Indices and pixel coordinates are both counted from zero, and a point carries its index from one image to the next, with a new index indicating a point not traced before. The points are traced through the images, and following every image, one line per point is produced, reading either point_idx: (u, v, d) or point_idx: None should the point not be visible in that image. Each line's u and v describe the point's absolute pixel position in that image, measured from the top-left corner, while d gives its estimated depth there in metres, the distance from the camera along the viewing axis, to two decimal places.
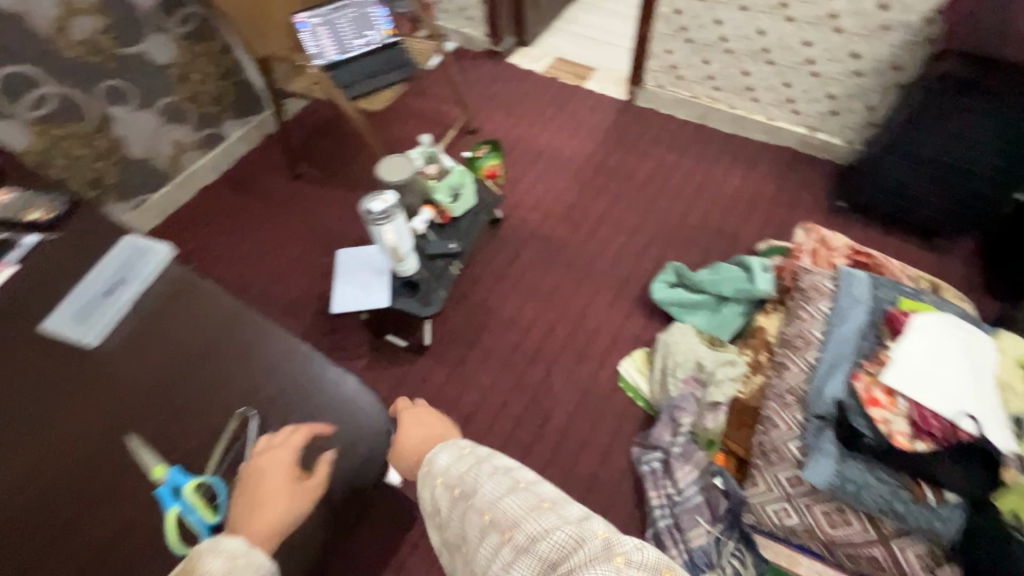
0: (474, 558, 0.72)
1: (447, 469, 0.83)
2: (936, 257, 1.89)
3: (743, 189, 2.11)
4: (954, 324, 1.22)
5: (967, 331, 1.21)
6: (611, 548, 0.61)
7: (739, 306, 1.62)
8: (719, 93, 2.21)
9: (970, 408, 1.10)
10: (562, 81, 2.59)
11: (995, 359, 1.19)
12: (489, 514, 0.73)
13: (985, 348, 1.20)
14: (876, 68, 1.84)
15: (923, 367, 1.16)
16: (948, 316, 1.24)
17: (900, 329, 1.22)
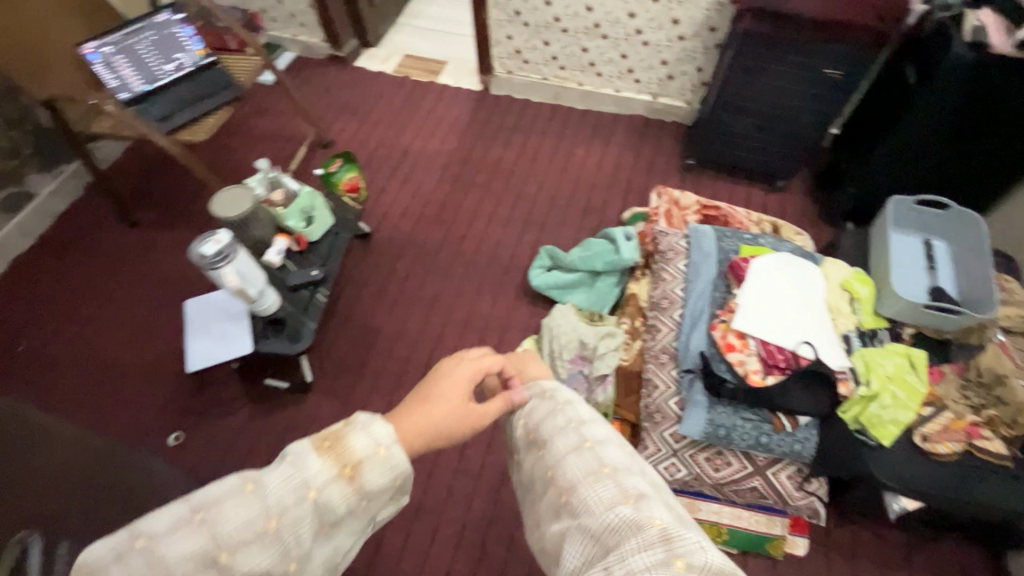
0: (539, 499, 0.74)
1: (529, 413, 0.81)
2: (779, 197, 2.06)
3: (603, 161, 2.18)
4: (786, 262, 1.34)
5: (798, 267, 1.33)
6: (649, 532, 0.59)
7: (611, 277, 1.68)
8: (565, 72, 2.26)
9: (807, 335, 1.20)
10: (413, 78, 2.51)
11: (823, 287, 1.31)
12: (558, 468, 0.72)
13: (814, 279, 1.32)
14: (696, 31, 1.94)
15: (765, 306, 1.25)
16: (781, 256, 1.35)
17: (743, 276, 1.32)
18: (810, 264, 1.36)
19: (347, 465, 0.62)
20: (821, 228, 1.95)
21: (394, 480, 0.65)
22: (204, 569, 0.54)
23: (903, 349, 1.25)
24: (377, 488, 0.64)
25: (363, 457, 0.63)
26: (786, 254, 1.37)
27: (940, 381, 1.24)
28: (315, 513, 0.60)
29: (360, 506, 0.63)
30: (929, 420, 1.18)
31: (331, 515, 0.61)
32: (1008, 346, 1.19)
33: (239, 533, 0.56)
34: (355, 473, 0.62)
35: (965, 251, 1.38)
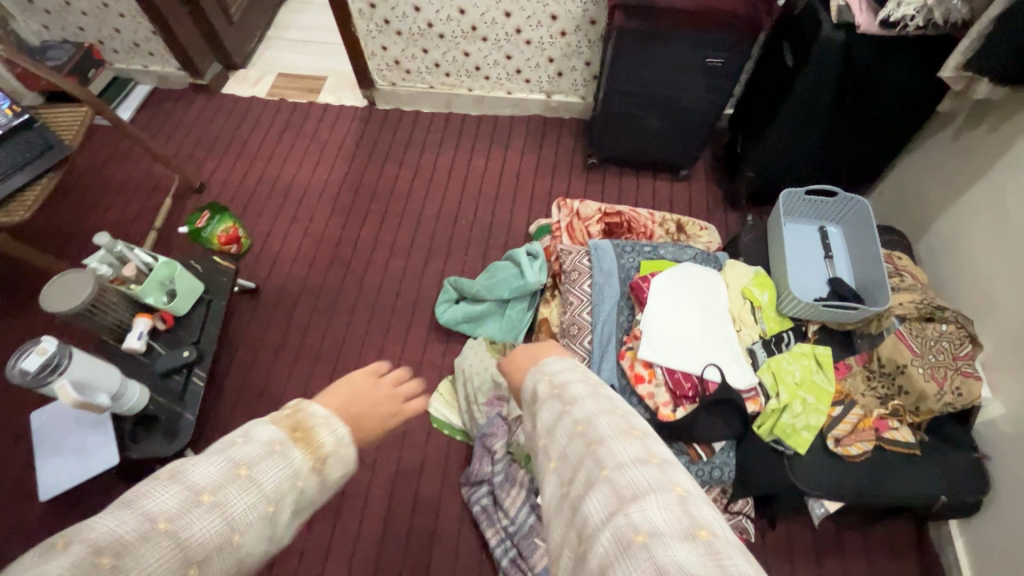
0: (547, 446, 0.73)
1: (556, 372, 0.81)
2: (685, 184, 2.02)
3: (505, 169, 2.07)
4: (687, 274, 1.29)
5: (698, 278, 1.29)
6: (698, 518, 0.56)
7: (520, 303, 1.60)
8: (451, 78, 2.11)
9: (712, 356, 1.16)
10: (290, 99, 2.28)
11: (725, 297, 1.28)
12: (581, 427, 0.70)
13: (715, 290, 1.28)
14: (576, 26, 1.84)
15: (668, 329, 1.19)
16: (682, 267, 1.30)
17: (644, 297, 1.25)
18: (712, 272, 1.32)
19: (319, 460, 0.68)
20: (728, 213, 1.92)
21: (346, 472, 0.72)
22: (219, 549, 0.58)
23: (809, 349, 1.23)
24: (338, 479, 0.72)
25: (333, 452, 0.70)
26: (687, 264, 1.32)
27: (847, 376, 1.22)
28: (297, 500, 0.66)
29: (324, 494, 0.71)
30: (841, 421, 1.16)
31: (307, 500, 0.68)
32: (905, 333, 1.18)
33: (241, 518, 0.60)
34: (325, 468, 0.69)
35: (857, 236, 1.37)
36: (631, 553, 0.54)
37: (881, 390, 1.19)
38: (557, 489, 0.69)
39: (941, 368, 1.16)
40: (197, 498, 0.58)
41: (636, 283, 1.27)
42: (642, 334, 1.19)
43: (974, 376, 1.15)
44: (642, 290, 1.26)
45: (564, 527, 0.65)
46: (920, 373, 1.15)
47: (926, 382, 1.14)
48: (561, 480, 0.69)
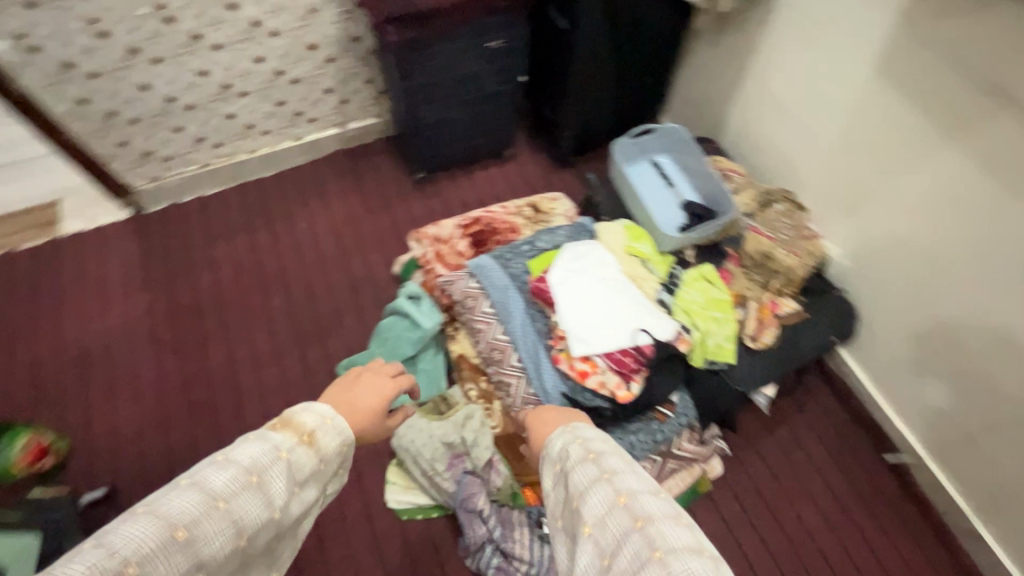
0: (584, 512, 0.72)
1: (587, 438, 0.80)
2: (515, 162, 2.03)
3: (336, 221, 1.87)
4: (575, 256, 1.30)
5: (586, 254, 1.31)
6: None
7: (429, 352, 1.49)
8: (225, 148, 1.81)
9: (634, 322, 1.20)
10: (21, 245, 1.76)
11: (615, 260, 1.32)
12: (624, 500, 0.70)
13: (605, 258, 1.31)
14: (339, 49, 1.68)
15: (587, 317, 1.21)
16: (567, 251, 1.31)
17: (549, 297, 1.25)
18: (592, 242, 1.35)
19: (306, 433, 0.73)
20: (564, 173, 1.98)
21: (338, 444, 0.75)
22: (210, 517, 0.61)
23: (698, 273, 1.34)
24: (332, 452, 0.75)
25: (317, 428, 0.74)
26: (570, 245, 1.33)
27: (733, 280, 1.36)
28: (290, 469, 0.69)
29: (326, 467, 0.74)
30: (746, 321, 1.30)
31: (305, 470, 0.71)
32: (758, 227, 1.38)
33: (231, 483, 0.64)
34: (313, 437, 0.73)
35: (684, 157, 1.50)
36: None
37: (760, 279, 1.36)
38: (597, 559, 0.68)
39: (794, 242, 1.36)
40: (174, 523, 0.60)
41: (535, 287, 1.27)
42: (568, 333, 1.19)
43: (814, 238, 1.38)
44: (545, 291, 1.26)
45: None
46: (782, 254, 1.33)
47: (789, 259, 1.33)
48: (602, 550, 0.68)
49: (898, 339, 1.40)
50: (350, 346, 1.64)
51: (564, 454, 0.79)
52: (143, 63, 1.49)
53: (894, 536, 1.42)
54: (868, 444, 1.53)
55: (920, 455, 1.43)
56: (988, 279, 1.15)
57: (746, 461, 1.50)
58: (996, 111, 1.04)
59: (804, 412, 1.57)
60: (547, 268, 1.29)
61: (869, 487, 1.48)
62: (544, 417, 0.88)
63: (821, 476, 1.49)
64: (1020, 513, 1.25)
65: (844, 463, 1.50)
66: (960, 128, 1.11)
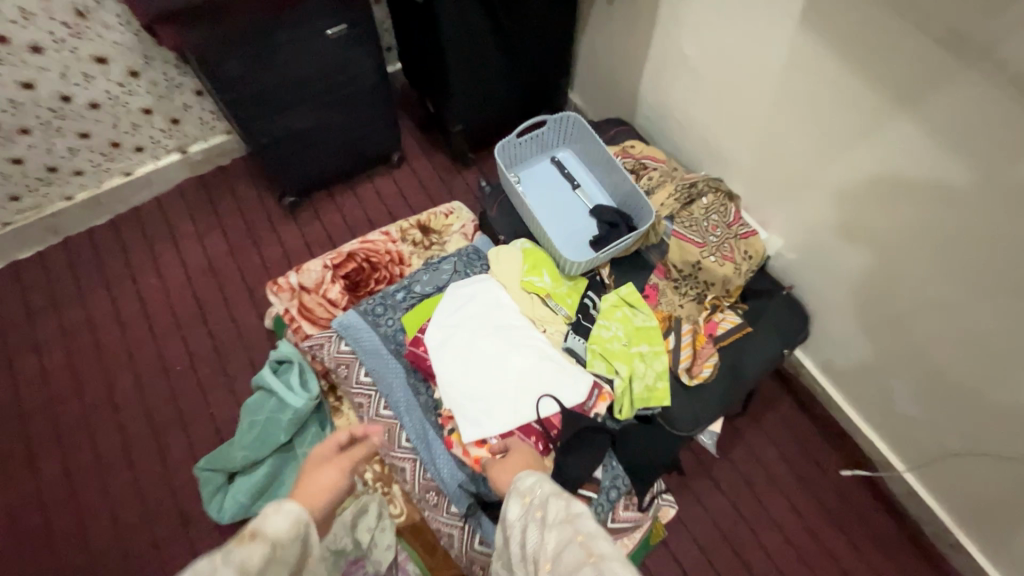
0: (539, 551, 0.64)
1: (553, 486, 0.73)
2: (408, 166, 1.70)
3: (191, 271, 1.53)
4: (458, 304, 1.05)
5: (472, 299, 1.06)
6: None
7: (305, 432, 1.21)
8: (27, 198, 1.44)
9: (532, 387, 0.97)
10: None
11: (510, 301, 1.07)
12: (581, 537, 0.62)
13: (496, 301, 1.06)
14: (140, 58, 1.31)
15: (475, 389, 0.97)
16: (449, 297, 1.06)
17: (430, 365, 1.01)
18: (482, 279, 1.09)
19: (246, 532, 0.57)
20: (464, 175, 1.68)
21: (293, 521, 0.59)
22: None
23: (616, 298, 1.09)
24: (287, 532, 0.59)
25: (259, 521, 0.58)
26: (452, 286, 1.08)
27: (660, 298, 1.12)
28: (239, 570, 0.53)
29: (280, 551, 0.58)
30: (680, 352, 1.07)
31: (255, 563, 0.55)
32: (684, 232, 1.10)
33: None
34: (255, 529, 0.57)
35: (588, 151, 1.23)
36: None
37: (693, 293, 1.12)
38: None
39: (724, 243, 1.11)
40: None
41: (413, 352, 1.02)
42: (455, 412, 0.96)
43: (752, 234, 1.13)
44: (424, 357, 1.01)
45: None
46: (715, 262, 1.08)
47: (722, 267, 1.09)
48: None
49: (857, 338, 1.19)
50: (221, 430, 1.34)
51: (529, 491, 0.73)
52: None
53: (870, 559, 1.25)
54: (835, 455, 1.34)
55: (892, 465, 1.25)
56: (956, 273, 0.93)
57: (703, 496, 1.29)
58: (952, 68, 0.80)
59: (762, 427, 1.37)
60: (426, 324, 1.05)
61: (840, 505, 1.30)
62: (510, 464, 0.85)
63: (787, 501, 1.30)
64: (1008, 527, 1.08)
65: (811, 481, 1.31)
66: (910, 90, 0.86)
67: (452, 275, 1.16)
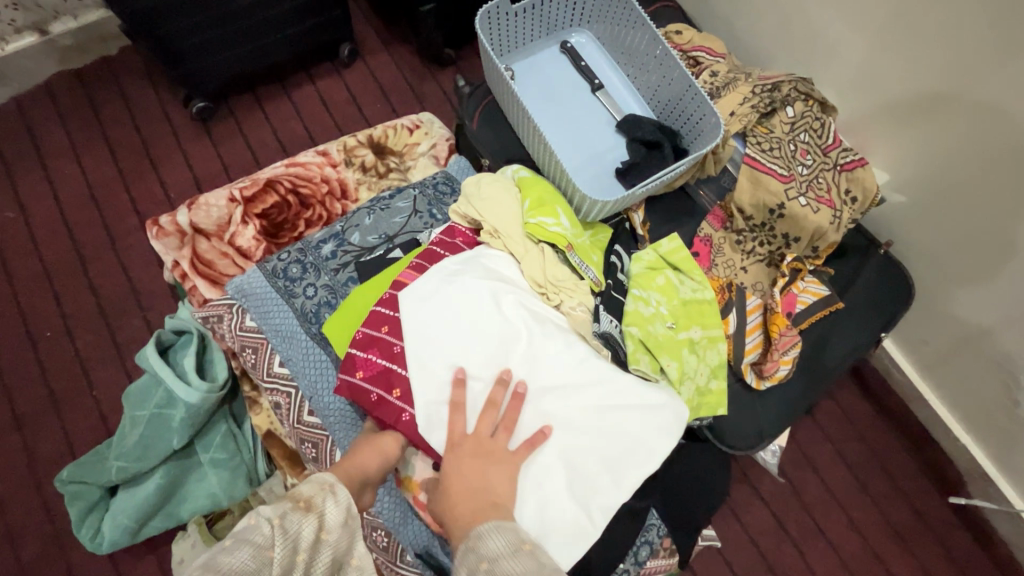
0: None
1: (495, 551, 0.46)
2: (362, 60, 1.26)
3: (66, 199, 1.13)
4: (433, 329, 0.63)
5: (448, 310, 0.63)
6: None
7: (209, 431, 0.88)
8: None
9: (636, 427, 0.62)
10: None
11: (513, 290, 0.66)
12: None
13: (496, 298, 0.65)
14: None
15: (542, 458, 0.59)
16: (414, 317, 0.63)
17: (416, 432, 0.60)
18: (452, 273, 0.66)
19: (300, 498, 0.43)
20: (439, 79, 1.25)
21: (351, 514, 0.45)
22: None
23: (655, 259, 0.74)
24: (344, 524, 0.44)
25: (317, 493, 0.44)
26: (407, 302, 0.64)
27: (713, 259, 0.77)
28: (289, 549, 0.39)
29: (332, 546, 0.42)
30: (745, 339, 0.74)
31: (308, 546, 0.40)
32: (760, 158, 0.73)
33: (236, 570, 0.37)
34: (314, 501, 0.43)
35: (619, 34, 0.83)
36: None
37: (763, 253, 0.77)
38: None
39: (818, 178, 0.74)
40: None
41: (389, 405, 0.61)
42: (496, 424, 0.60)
43: (860, 163, 0.75)
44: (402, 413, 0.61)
45: None
46: (803, 206, 0.72)
47: (814, 214, 0.72)
48: None
49: (985, 317, 0.85)
50: (107, 417, 1.00)
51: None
52: None
53: None
54: (909, 457, 1.04)
55: (990, 477, 0.95)
56: None
57: (738, 507, 1.01)
58: None
59: (818, 422, 1.06)
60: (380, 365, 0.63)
61: (913, 521, 1.01)
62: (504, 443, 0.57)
63: (844, 514, 1.01)
64: None
65: (876, 492, 1.03)
66: None
67: (411, 217, 0.81)
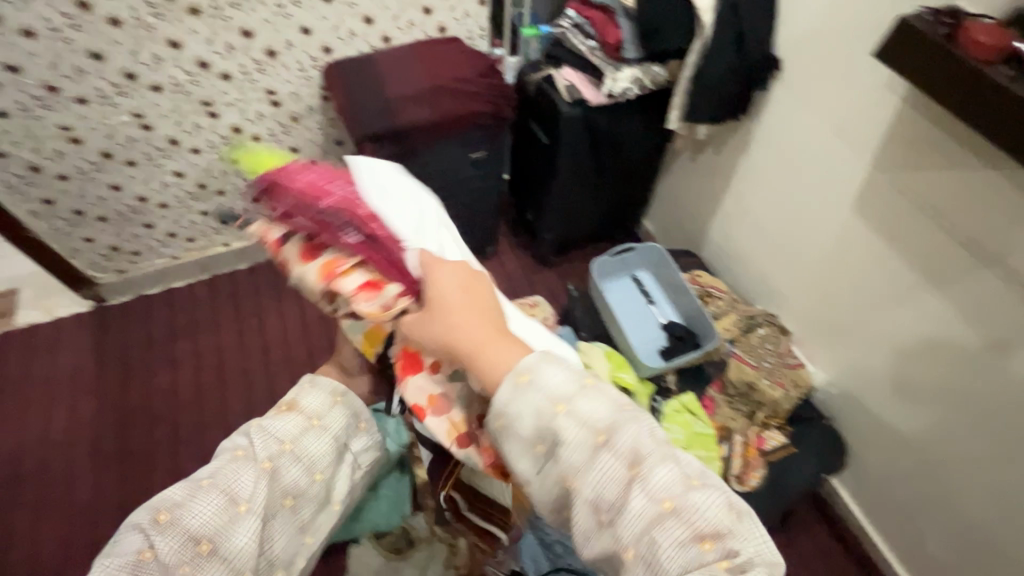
0: (589, 478, 0.56)
1: (556, 388, 0.59)
2: (498, 257, 1.98)
3: (309, 318, 1.79)
4: (392, 190, 0.72)
5: (402, 192, 0.72)
6: (699, 527, 0.52)
7: (392, 478, 1.34)
8: (197, 243, 1.74)
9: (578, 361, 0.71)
10: None
11: (430, 202, 0.74)
12: (604, 438, 0.57)
13: (414, 195, 0.73)
14: (322, 151, 1.65)
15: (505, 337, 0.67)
16: (371, 183, 0.71)
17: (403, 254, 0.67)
18: (404, 175, 0.75)
19: (285, 403, 0.83)
20: (546, 274, 1.95)
21: (326, 392, 0.85)
22: (192, 500, 0.68)
23: (679, 405, 1.27)
24: (321, 403, 0.84)
25: (297, 391, 0.85)
26: (373, 186, 0.71)
27: (716, 411, 1.30)
28: (267, 433, 0.77)
29: (315, 423, 0.82)
30: (732, 460, 1.24)
31: (288, 433, 0.79)
32: (742, 355, 1.31)
33: (176, 550, 0.64)
34: (291, 402, 0.83)
35: (664, 275, 1.48)
36: (665, 525, 0.52)
37: (744, 409, 1.29)
38: (592, 517, 0.56)
39: (777, 371, 1.29)
40: (155, 517, 0.65)
41: (326, 217, 0.67)
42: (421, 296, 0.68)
43: (800, 366, 1.32)
44: (345, 247, 0.68)
45: (588, 535, 0.56)
46: (767, 385, 1.26)
47: (773, 391, 1.26)
48: (597, 507, 0.56)
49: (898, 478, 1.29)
50: None
51: (513, 406, 0.59)
52: (115, 164, 1.43)
53: None
54: None
55: None
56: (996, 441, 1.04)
57: None
58: (974, 266, 1.00)
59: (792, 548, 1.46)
60: (335, 185, 0.70)
61: None
62: (470, 285, 0.64)
63: None
64: None
65: None
66: (942, 274, 1.06)
67: None
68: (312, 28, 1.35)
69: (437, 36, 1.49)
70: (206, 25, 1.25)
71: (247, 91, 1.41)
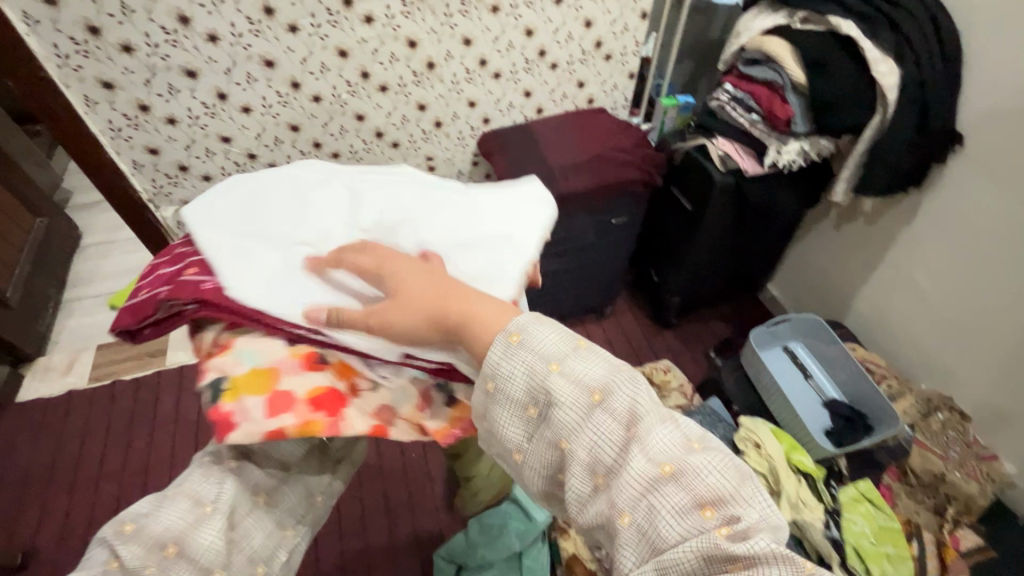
0: (582, 441, 0.46)
1: (541, 345, 0.50)
2: (614, 315, 1.96)
3: None
4: (225, 218, 0.71)
5: (239, 215, 0.71)
6: (701, 491, 0.42)
7: (534, 546, 1.27)
8: None
9: (484, 230, 0.72)
10: (122, 376, 1.79)
11: (293, 170, 0.79)
12: (600, 398, 0.47)
13: (286, 181, 0.76)
14: None
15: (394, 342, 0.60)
16: (199, 222, 0.71)
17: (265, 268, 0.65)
18: (238, 184, 0.76)
19: None
20: (665, 335, 1.91)
21: None
22: (162, 507, 0.53)
23: (857, 494, 1.17)
24: None
25: None
26: (206, 228, 0.69)
27: (896, 500, 1.20)
28: None
29: None
30: (927, 561, 1.11)
31: None
32: (925, 442, 1.21)
33: (138, 558, 0.49)
34: None
35: (821, 350, 1.42)
36: (664, 490, 0.42)
37: (929, 502, 1.19)
38: (588, 482, 0.46)
39: (967, 461, 1.20)
40: (121, 528, 0.51)
41: (173, 314, 0.64)
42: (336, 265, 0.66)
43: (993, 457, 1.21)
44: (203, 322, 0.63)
45: (582, 501, 0.46)
46: (959, 477, 1.17)
47: (968, 484, 1.16)
48: (593, 467, 0.45)
49: None
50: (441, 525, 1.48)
51: (502, 368, 0.50)
52: None
53: None
54: None
55: None
56: None
57: None
58: None
59: None
60: (170, 276, 0.66)
61: None
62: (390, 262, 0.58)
63: None
64: None
65: None
66: None
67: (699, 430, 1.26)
68: (478, 102, 1.44)
69: (585, 107, 1.55)
70: (390, 100, 1.35)
71: (410, 157, 1.50)
